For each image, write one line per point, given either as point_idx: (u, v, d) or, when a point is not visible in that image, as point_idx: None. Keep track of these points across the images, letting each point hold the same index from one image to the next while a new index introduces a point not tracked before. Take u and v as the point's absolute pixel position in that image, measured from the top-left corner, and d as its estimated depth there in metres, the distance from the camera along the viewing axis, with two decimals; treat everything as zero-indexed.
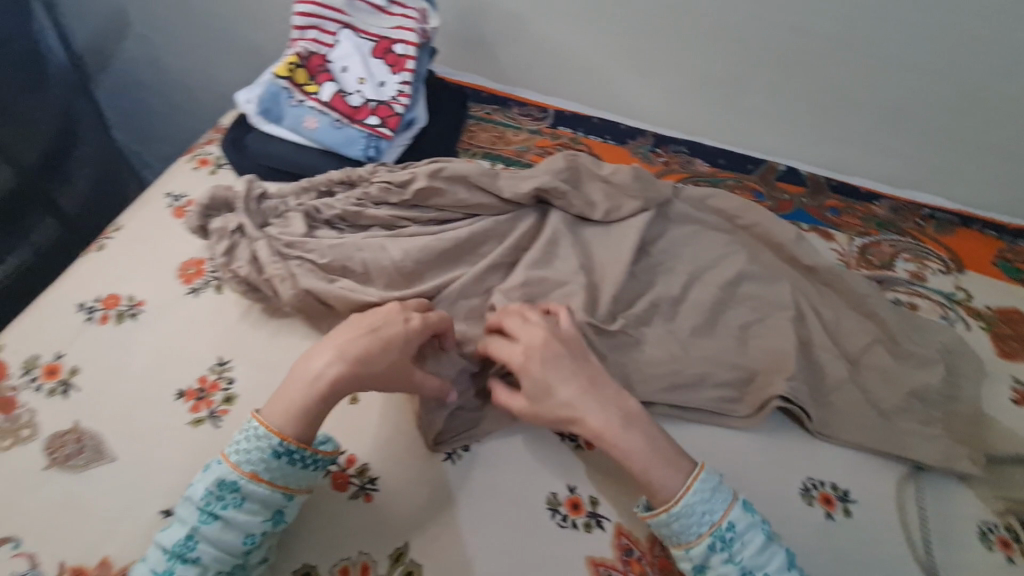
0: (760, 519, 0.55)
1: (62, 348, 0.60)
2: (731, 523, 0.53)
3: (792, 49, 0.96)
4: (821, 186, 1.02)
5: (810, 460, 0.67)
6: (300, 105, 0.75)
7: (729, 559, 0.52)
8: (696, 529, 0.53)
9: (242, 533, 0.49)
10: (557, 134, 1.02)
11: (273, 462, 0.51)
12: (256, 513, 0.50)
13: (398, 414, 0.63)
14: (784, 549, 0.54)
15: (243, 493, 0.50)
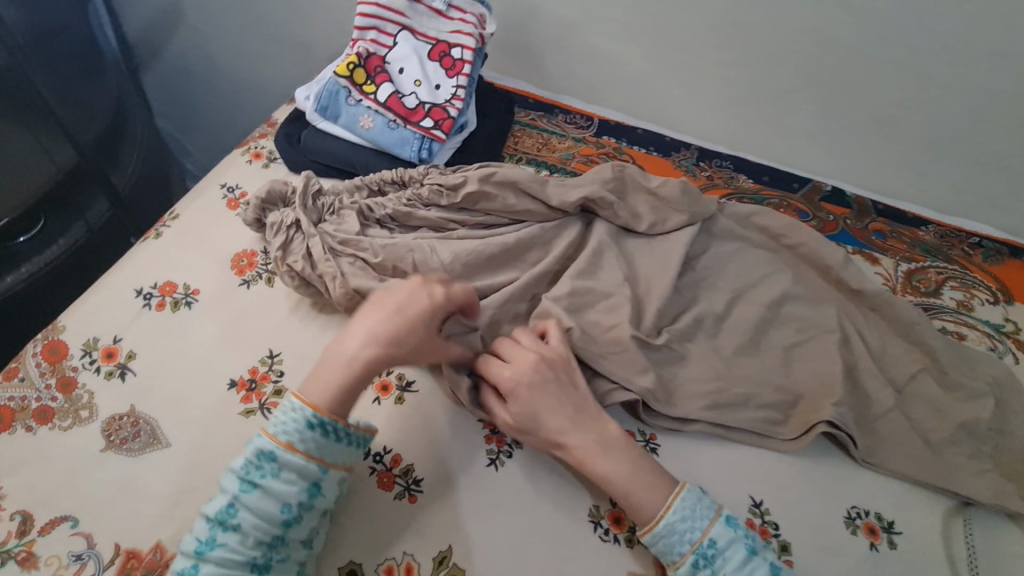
0: (744, 532, 0.53)
1: (120, 332, 0.61)
2: (710, 539, 0.52)
3: (845, 69, 0.95)
4: (866, 208, 1.01)
5: (854, 488, 0.66)
6: (357, 104, 0.76)
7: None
8: (677, 548, 0.52)
9: (280, 503, 0.49)
10: (601, 143, 1.01)
11: (308, 432, 0.51)
12: (294, 484, 0.50)
13: (441, 417, 0.64)
14: (777, 563, 0.52)
15: (280, 463, 0.50)
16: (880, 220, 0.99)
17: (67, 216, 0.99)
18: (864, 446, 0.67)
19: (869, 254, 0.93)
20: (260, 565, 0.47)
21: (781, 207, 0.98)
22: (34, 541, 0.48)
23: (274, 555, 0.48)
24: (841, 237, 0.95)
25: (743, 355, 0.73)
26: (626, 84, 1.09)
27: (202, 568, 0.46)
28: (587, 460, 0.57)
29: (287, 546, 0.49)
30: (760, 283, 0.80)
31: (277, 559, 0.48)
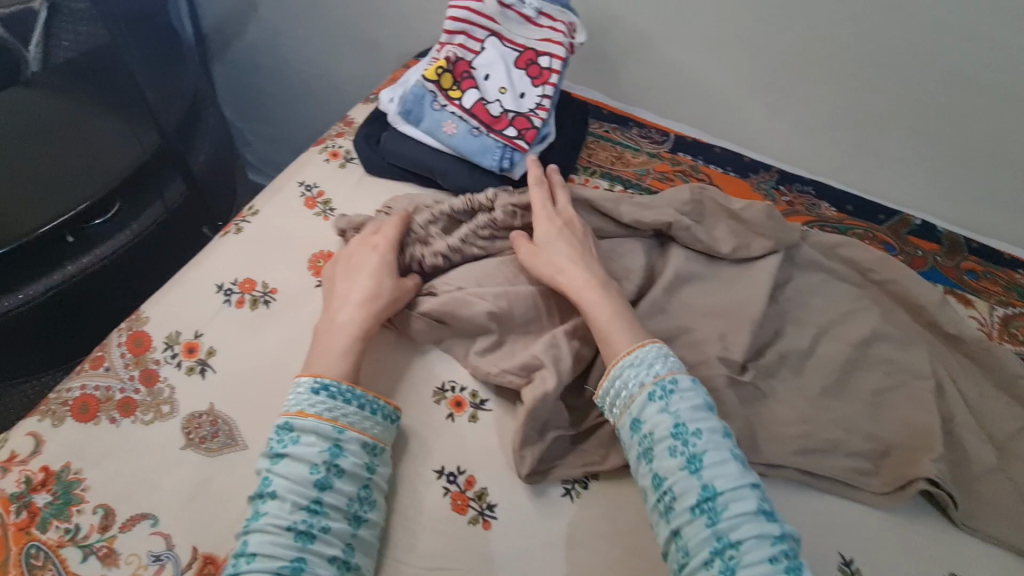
0: (703, 390, 0.56)
1: (201, 327, 0.61)
2: (672, 378, 0.55)
3: (949, 97, 0.89)
4: (957, 245, 0.94)
5: (949, 552, 0.62)
6: (442, 109, 0.75)
7: (664, 409, 0.54)
8: (639, 378, 0.56)
9: (307, 465, 0.50)
10: (676, 159, 0.98)
11: (315, 397, 0.53)
12: (314, 446, 0.51)
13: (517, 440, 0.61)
14: (724, 425, 0.55)
15: (298, 431, 0.52)
16: (971, 258, 0.93)
17: (145, 198, 1.00)
18: (961, 507, 0.63)
19: (961, 295, 0.87)
20: (302, 529, 0.48)
21: (866, 239, 0.92)
22: (116, 537, 0.48)
23: (314, 519, 0.48)
24: (929, 274, 0.90)
25: (830, 398, 0.69)
26: (704, 99, 1.05)
27: (250, 541, 0.47)
28: (580, 291, 0.62)
29: (326, 510, 0.49)
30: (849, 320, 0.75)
31: (318, 523, 0.48)
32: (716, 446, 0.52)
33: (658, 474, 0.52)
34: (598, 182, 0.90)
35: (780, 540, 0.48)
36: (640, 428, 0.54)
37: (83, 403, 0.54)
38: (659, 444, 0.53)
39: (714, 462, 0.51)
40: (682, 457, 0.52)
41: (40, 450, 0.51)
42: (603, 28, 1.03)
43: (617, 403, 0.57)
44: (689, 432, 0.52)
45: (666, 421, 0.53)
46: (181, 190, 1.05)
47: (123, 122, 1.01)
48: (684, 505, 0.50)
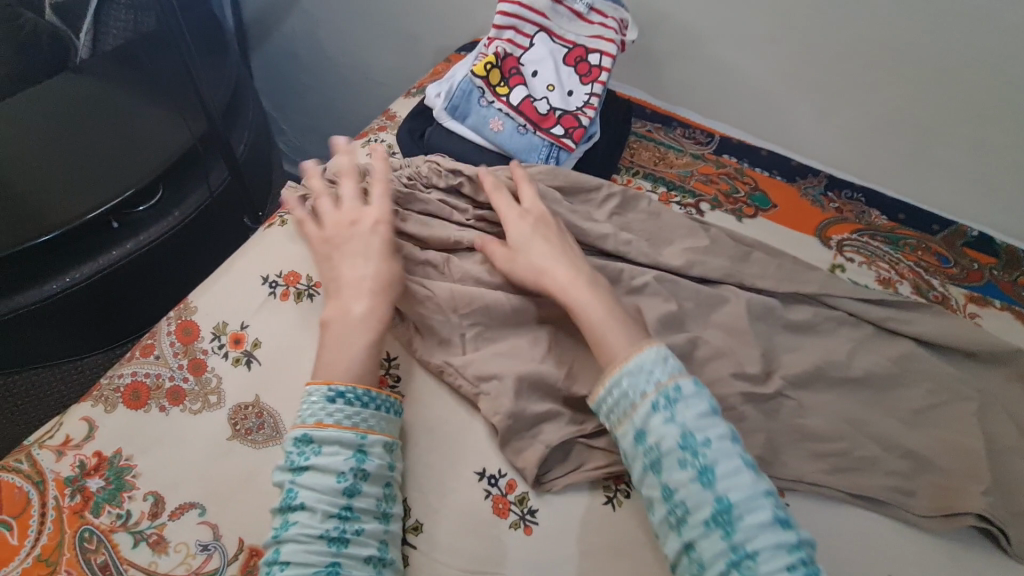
0: (707, 392, 0.54)
1: (246, 319, 0.61)
2: (675, 384, 0.52)
3: (1016, 103, 0.85)
4: (1017, 259, 0.90)
5: None
6: (488, 105, 0.74)
7: (669, 418, 0.51)
8: (641, 387, 0.53)
9: (333, 475, 0.49)
10: (721, 162, 0.95)
11: (332, 405, 0.51)
12: (337, 454, 0.50)
13: None
14: (731, 428, 0.53)
15: (318, 441, 0.50)
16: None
17: (188, 184, 1.02)
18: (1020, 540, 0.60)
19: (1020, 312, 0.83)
20: (333, 536, 0.47)
21: (919, 250, 0.89)
22: (165, 525, 0.48)
23: (344, 524, 0.48)
24: (986, 290, 0.86)
25: (881, 416, 0.66)
26: (750, 100, 1.02)
27: (283, 550, 0.46)
28: (566, 288, 0.59)
29: (355, 515, 0.49)
30: (899, 335, 0.72)
31: (349, 528, 0.48)
32: (728, 455, 0.50)
33: (668, 487, 0.50)
34: (640, 184, 0.89)
35: (797, 548, 0.47)
36: (644, 439, 0.52)
37: (133, 389, 0.55)
38: (667, 456, 0.50)
39: (727, 473, 0.49)
40: (692, 470, 0.49)
41: (93, 435, 0.52)
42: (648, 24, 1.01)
43: (615, 412, 0.54)
44: (699, 443, 0.50)
45: (672, 432, 0.50)
46: (224, 176, 1.05)
47: (170, 104, 1.02)
48: (698, 520, 0.48)
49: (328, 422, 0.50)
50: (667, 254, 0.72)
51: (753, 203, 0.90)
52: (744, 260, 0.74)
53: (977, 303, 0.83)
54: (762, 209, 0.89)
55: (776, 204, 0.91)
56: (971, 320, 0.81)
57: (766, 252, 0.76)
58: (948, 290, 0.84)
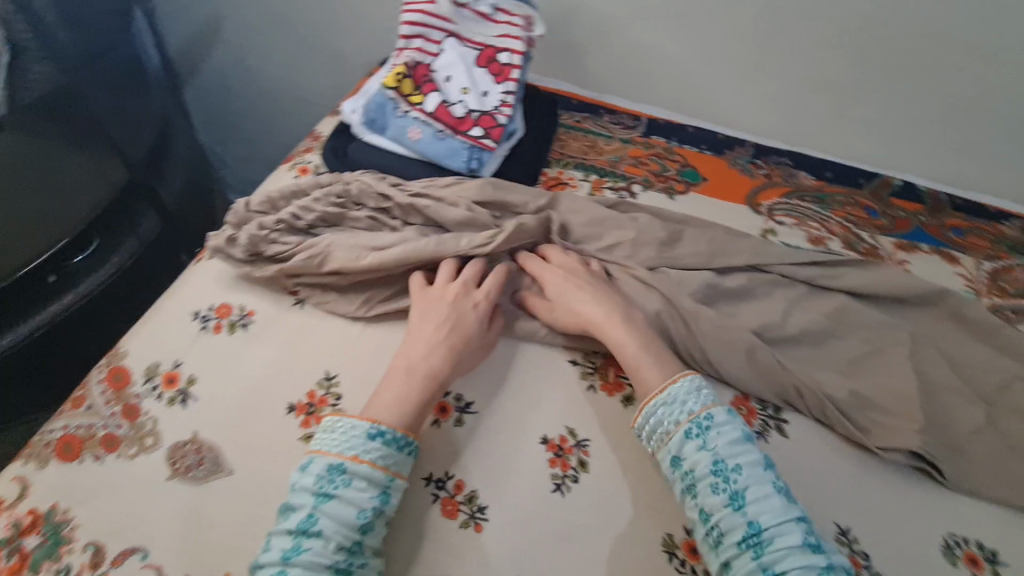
0: (740, 423, 0.56)
1: (180, 357, 0.61)
2: (709, 412, 0.56)
3: (918, 53, 0.89)
4: (941, 204, 0.93)
5: (948, 514, 0.60)
6: (403, 113, 0.74)
7: (702, 446, 0.54)
8: (675, 416, 0.56)
9: (354, 509, 0.50)
10: (650, 143, 0.97)
11: (370, 442, 0.52)
12: (363, 488, 0.51)
13: (503, 439, 0.60)
14: (765, 458, 0.55)
15: (350, 473, 0.51)
16: (958, 216, 0.92)
17: (120, 231, 1.03)
18: (958, 471, 0.62)
19: (948, 253, 0.86)
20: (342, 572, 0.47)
21: (847, 205, 0.92)
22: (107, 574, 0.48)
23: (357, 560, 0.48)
24: (914, 235, 0.89)
25: (819, 371, 0.68)
26: (673, 80, 1.04)
27: (290, 571, 0.46)
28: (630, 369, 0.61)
29: (365, 552, 0.49)
30: (832, 289, 0.74)
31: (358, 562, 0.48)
32: (758, 484, 0.52)
33: (705, 509, 0.52)
34: (572, 174, 0.89)
35: (827, 571, 0.48)
36: (680, 464, 0.54)
37: (67, 442, 0.55)
38: (701, 481, 0.53)
39: (757, 498, 0.51)
40: (725, 493, 0.52)
41: (26, 494, 0.52)
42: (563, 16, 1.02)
43: (654, 438, 0.57)
44: (731, 468, 0.53)
45: (706, 458, 0.53)
46: (155, 223, 1.08)
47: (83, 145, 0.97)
48: (732, 541, 0.50)
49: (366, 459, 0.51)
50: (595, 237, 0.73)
51: (683, 179, 0.91)
52: (674, 235, 0.75)
53: (906, 250, 0.86)
54: (692, 184, 0.91)
55: (706, 177, 0.93)
56: (900, 266, 0.83)
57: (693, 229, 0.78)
58: (876, 239, 0.87)
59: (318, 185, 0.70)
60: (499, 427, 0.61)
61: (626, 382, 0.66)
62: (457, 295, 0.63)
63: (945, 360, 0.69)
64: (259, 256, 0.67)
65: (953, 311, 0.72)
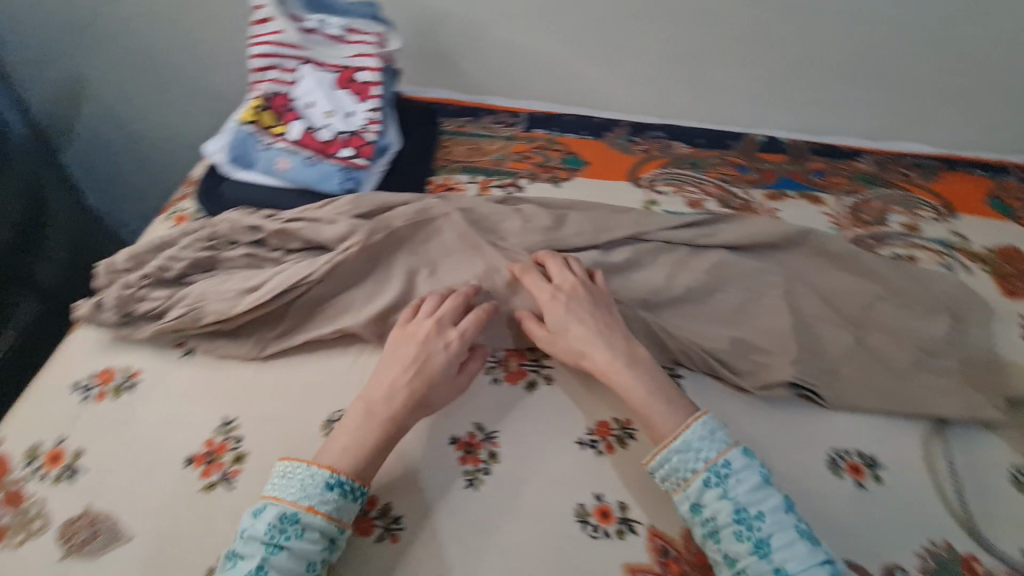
0: (758, 463, 0.55)
1: (63, 432, 0.59)
2: (726, 458, 0.54)
3: (753, 17, 0.97)
4: (802, 151, 1.02)
5: (832, 433, 0.66)
6: (269, 146, 0.75)
7: (723, 494, 0.53)
8: (692, 465, 0.55)
9: (302, 562, 0.49)
10: (532, 137, 1.00)
11: (328, 493, 0.51)
12: (315, 539, 0.50)
13: (413, 446, 0.61)
14: (786, 499, 0.54)
15: (302, 524, 0.50)
16: (817, 161, 1.00)
17: None
18: (835, 391, 0.67)
19: (812, 196, 0.94)
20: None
21: (719, 166, 0.98)
22: None
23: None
24: (782, 185, 0.96)
25: (708, 324, 0.72)
26: (547, 73, 1.08)
27: None
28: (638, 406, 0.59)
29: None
30: (709, 247, 0.79)
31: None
32: (783, 529, 0.51)
33: (730, 556, 0.51)
34: (459, 178, 0.90)
35: None
36: (700, 512, 0.53)
37: None
38: (724, 530, 0.52)
39: (783, 544, 0.50)
40: (751, 541, 0.51)
41: None
42: (427, 29, 1.04)
43: (669, 482, 0.56)
44: (754, 513, 0.52)
45: (728, 505, 0.52)
46: (34, 307, 1.01)
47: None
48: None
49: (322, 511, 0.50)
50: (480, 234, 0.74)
51: (566, 167, 0.95)
52: (558, 221, 0.78)
53: (776, 199, 0.93)
54: (575, 169, 0.95)
55: (588, 162, 0.97)
56: (771, 214, 0.90)
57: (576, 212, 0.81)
58: (749, 194, 0.94)
59: (188, 231, 0.69)
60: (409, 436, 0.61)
61: (529, 370, 0.68)
62: (428, 330, 0.61)
63: (816, 294, 0.75)
64: (134, 314, 0.64)
65: (815, 247, 0.79)
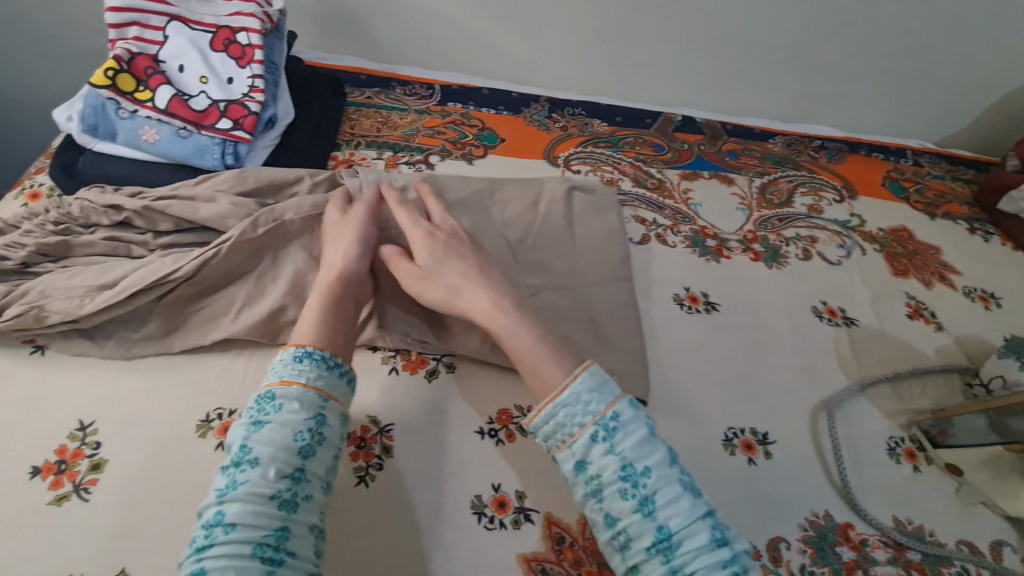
0: (646, 416, 0.54)
1: (117, 384, 0.62)
2: (613, 411, 0.52)
3: None
4: (719, 132, 1.09)
5: (892, 503, 0.66)
6: (410, 144, 0.93)
7: (609, 450, 0.51)
8: (579, 419, 0.53)
9: (292, 433, 0.50)
10: (660, 146, 1.04)
11: (590, 413, 0.53)
12: (298, 415, 0.51)
13: (479, 396, 0.67)
14: (671, 450, 0.53)
15: (279, 400, 0.52)
16: (935, 249, 0.98)
17: None
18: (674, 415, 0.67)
19: (926, 279, 0.92)
20: (272, 543, 0.45)
21: (707, 149, 1.06)
22: None
23: (282, 528, 0.46)
24: (902, 259, 0.95)
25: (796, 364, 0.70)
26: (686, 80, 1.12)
27: (216, 511, 0.47)
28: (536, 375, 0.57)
29: (296, 505, 0.48)
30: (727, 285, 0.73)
31: (289, 511, 0.47)
32: (666, 484, 0.50)
33: (612, 516, 0.50)
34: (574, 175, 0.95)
35: (732, 563, 0.47)
36: (585, 469, 0.52)
37: None
38: (608, 486, 0.51)
39: (667, 500, 0.49)
40: (634, 499, 0.50)
41: None
42: (605, 28, 1.06)
43: (553, 442, 0.54)
44: (639, 470, 0.50)
45: (612, 462, 0.51)
46: None
47: (90, 26, 1.00)
48: (640, 547, 0.49)
49: (292, 384, 0.52)
50: (584, 235, 0.80)
51: (687, 182, 0.99)
52: None
53: (895, 276, 0.92)
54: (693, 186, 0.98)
55: (709, 179, 1.00)
56: (685, 197, 0.96)
57: (689, 244, 0.89)
58: (863, 260, 0.93)
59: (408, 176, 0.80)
60: (477, 387, 0.68)
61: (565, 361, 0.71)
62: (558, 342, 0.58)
63: (887, 378, 0.77)
64: None
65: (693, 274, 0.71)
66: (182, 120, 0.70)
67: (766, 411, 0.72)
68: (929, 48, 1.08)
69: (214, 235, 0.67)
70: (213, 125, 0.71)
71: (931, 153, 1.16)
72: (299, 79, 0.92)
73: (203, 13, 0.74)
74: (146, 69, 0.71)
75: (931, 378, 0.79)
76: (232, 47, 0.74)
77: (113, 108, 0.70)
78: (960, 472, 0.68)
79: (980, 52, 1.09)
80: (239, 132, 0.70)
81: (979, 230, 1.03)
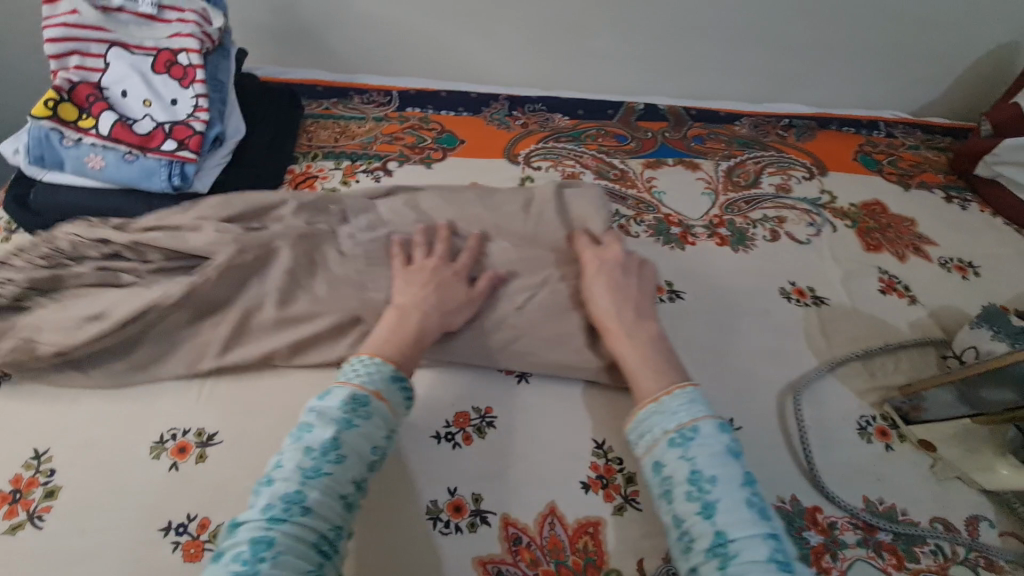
0: (732, 438, 0.54)
1: (72, 411, 0.63)
2: (696, 424, 0.54)
3: None
4: (683, 118, 1.08)
5: (862, 482, 0.65)
6: (367, 152, 0.93)
7: (684, 454, 0.53)
8: (664, 423, 0.56)
9: (370, 444, 0.54)
10: (623, 136, 1.03)
11: (677, 420, 0.55)
12: (380, 428, 0.55)
13: (435, 400, 0.67)
14: (751, 474, 0.53)
15: (370, 408, 0.54)
16: (910, 221, 0.95)
17: None
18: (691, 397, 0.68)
19: (901, 252, 0.90)
20: (328, 537, 0.49)
21: (671, 136, 1.05)
22: None
23: (340, 527, 0.50)
24: (876, 233, 0.93)
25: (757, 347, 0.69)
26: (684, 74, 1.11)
27: (290, 490, 0.49)
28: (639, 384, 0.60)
29: (352, 509, 0.52)
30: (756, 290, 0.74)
31: (347, 512, 0.51)
32: (735, 499, 0.50)
33: (679, 516, 0.51)
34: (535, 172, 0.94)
35: None
36: (661, 469, 0.54)
37: None
38: (679, 487, 0.52)
39: (733, 509, 0.49)
40: (698, 502, 0.50)
41: None
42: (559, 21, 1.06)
43: (638, 440, 0.57)
44: (706, 476, 0.51)
45: (685, 465, 0.52)
46: None
47: None
48: (701, 547, 0.49)
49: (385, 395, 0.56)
50: None
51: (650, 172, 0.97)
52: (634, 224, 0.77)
53: (868, 251, 0.90)
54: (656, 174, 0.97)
55: (674, 167, 0.99)
56: (648, 186, 0.95)
57: (653, 232, 0.88)
58: (835, 237, 0.91)
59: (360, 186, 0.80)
60: (434, 392, 0.68)
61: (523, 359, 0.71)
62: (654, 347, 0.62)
63: (859, 356, 0.75)
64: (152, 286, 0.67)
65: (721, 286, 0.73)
66: (127, 144, 0.71)
67: (732, 397, 0.71)
68: (892, 16, 1.06)
69: (163, 257, 0.67)
70: (158, 147, 0.71)
71: (905, 123, 1.13)
72: (252, 96, 0.93)
73: (143, 38, 0.75)
74: (88, 97, 0.72)
75: (905, 352, 0.77)
76: (174, 68, 0.75)
77: (57, 138, 0.71)
78: (934, 447, 0.67)
79: (945, 17, 1.06)
80: (184, 152, 0.71)
81: (955, 198, 1.00)
